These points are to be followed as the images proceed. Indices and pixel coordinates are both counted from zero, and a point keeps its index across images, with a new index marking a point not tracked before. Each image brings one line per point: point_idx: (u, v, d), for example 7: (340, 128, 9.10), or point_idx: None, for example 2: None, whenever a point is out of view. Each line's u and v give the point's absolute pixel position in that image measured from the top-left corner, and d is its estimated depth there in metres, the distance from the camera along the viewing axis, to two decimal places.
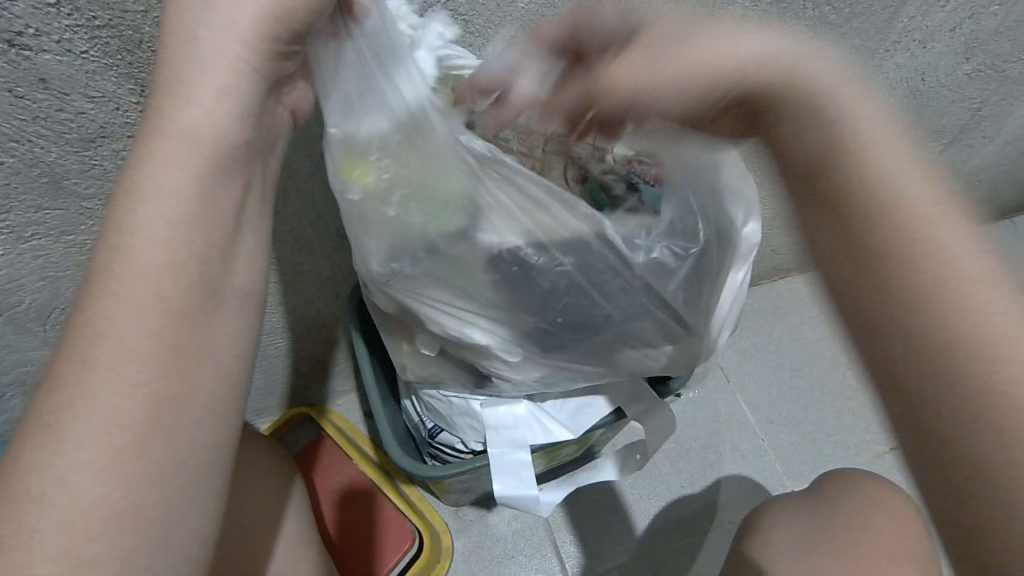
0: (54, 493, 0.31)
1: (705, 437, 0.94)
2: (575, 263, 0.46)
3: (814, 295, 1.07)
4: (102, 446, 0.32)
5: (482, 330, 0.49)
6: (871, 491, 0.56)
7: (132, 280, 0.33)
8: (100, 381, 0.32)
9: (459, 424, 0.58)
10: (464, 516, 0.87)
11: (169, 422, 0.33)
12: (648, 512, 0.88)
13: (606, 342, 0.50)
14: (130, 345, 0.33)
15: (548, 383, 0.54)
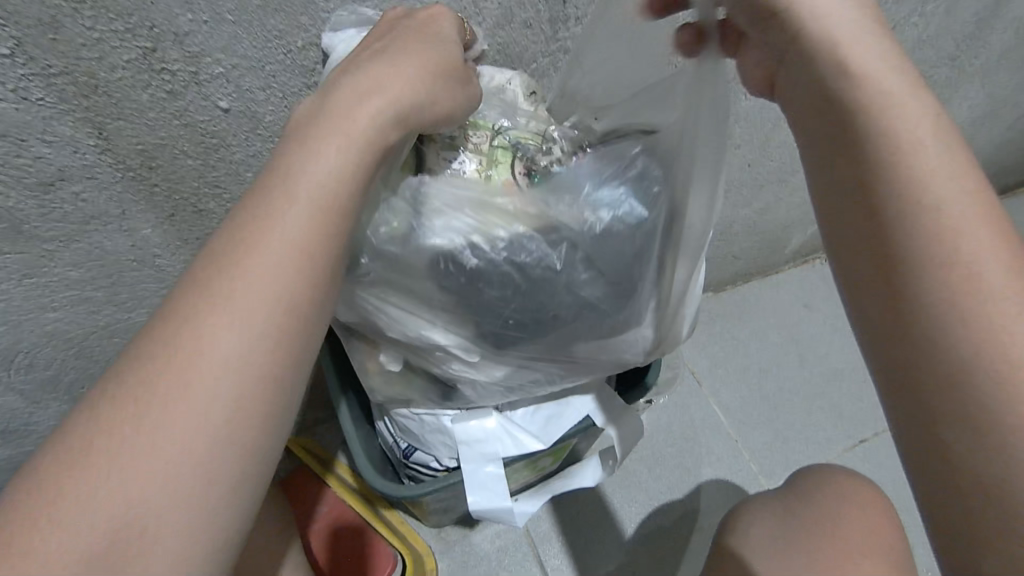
0: (110, 495, 0.29)
1: (681, 443, 0.96)
2: (512, 266, 0.46)
3: (776, 298, 1.11)
4: (174, 459, 0.30)
5: (440, 336, 0.50)
6: (839, 484, 0.57)
7: (254, 286, 0.32)
8: (201, 364, 0.31)
9: (432, 441, 0.58)
10: (447, 536, 0.87)
11: (242, 439, 0.31)
12: (630, 520, 0.90)
13: (561, 339, 0.51)
14: (239, 347, 0.31)
15: (509, 387, 0.55)
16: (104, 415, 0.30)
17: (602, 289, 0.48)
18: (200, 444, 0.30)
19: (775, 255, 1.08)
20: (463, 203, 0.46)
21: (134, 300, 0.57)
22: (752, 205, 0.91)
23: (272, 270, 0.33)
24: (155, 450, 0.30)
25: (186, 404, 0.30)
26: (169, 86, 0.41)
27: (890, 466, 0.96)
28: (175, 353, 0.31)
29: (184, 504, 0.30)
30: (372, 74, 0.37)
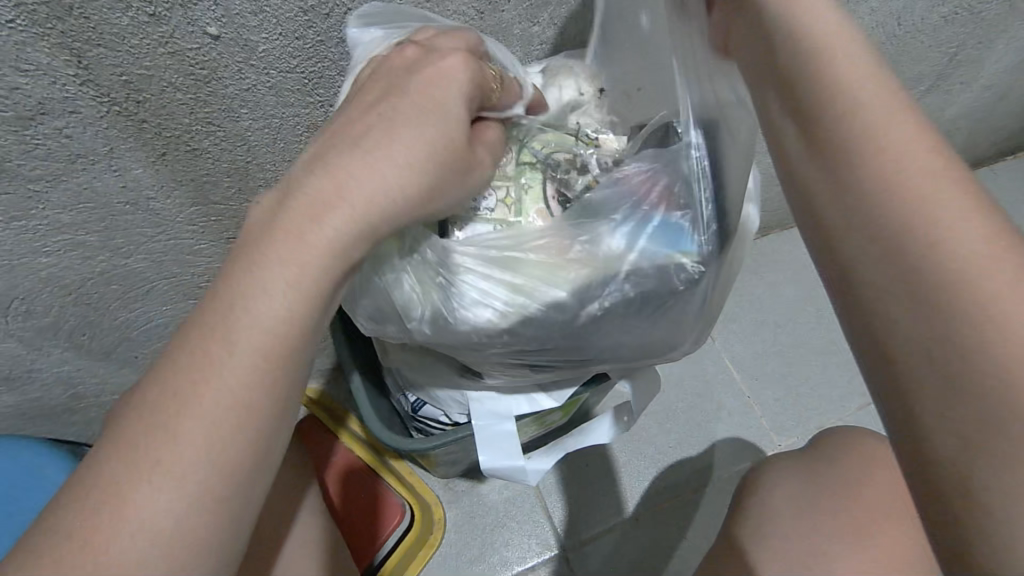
0: (142, 496, 0.27)
1: (692, 398, 0.95)
2: (553, 330, 0.46)
3: (795, 251, 1.07)
4: (195, 463, 0.28)
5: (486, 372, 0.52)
6: (857, 440, 0.55)
7: (287, 287, 0.30)
8: (231, 371, 0.29)
9: (441, 396, 0.57)
10: (455, 487, 0.87)
11: (259, 433, 0.29)
12: (639, 474, 0.89)
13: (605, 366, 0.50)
14: (265, 343, 0.29)
15: (534, 373, 0.52)
16: (126, 429, 0.28)
17: (647, 325, 0.47)
18: (227, 453, 0.28)
19: None
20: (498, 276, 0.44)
21: (130, 245, 0.54)
22: None
23: (306, 270, 0.30)
24: (177, 462, 0.28)
25: (210, 413, 0.28)
26: (152, 9, 0.37)
27: None
28: (206, 359, 0.29)
29: (216, 493, 0.28)
30: (353, 156, 0.33)
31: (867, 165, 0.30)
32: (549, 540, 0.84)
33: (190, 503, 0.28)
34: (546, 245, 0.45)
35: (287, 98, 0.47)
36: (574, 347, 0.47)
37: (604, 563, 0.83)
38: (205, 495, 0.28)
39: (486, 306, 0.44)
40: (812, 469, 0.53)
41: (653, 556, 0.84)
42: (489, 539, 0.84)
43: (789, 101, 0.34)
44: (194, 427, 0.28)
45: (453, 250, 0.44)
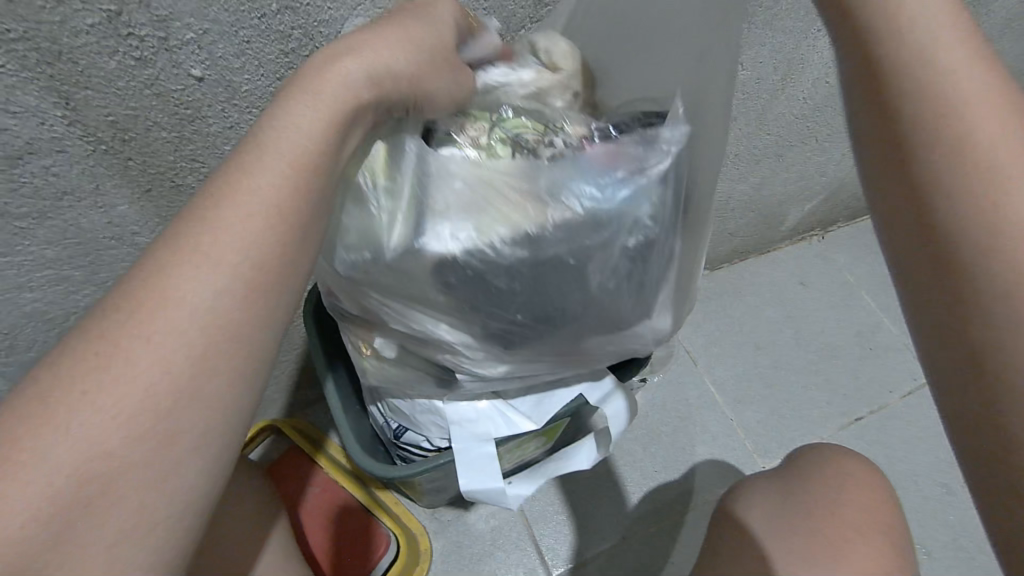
0: (78, 442, 0.27)
1: (676, 422, 0.95)
2: (519, 256, 0.44)
3: (773, 275, 1.10)
4: (129, 406, 0.27)
5: (443, 330, 0.49)
6: (832, 464, 0.56)
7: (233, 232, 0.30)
8: (173, 313, 0.29)
9: (423, 422, 0.57)
10: (440, 517, 0.86)
11: (210, 386, 0.29)
12: (625, 499, 0.89)
13: (567, 337, 0.50)
14: (215, 286, 0.29)
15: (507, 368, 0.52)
16: (63, 364, 0.28)
17: (600, 282, 0.47)
18: (166, 397, 0.28)
19: (771, 232, 1.07)
20: (465, 205, 0.44)
21: (115, 280, 0.55)
22: (748, 181, 0.90)
23: (257, 218, 0.31)
24: (107, 401, 0.27)
25: (148, 355, 0.28)
26: (137, 53, 0.39)
27: (887, 444, 0.96)
28: (154, 295, 0.29)
29: (153, 444, 0.28)
30: (358, 39, 0.35)
31: (930, 108, 0.32)
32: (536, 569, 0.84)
33: (131, 436, 0.27)
34: (518, 184, 0.45)
35: None
36: (539, 288, 0.46)
37: None
38: (136, 442, 0.27)
39: (451, 234, 0.43)
40: (788, 496, 0.54)
41: None
42: (475, 570, 0.83)
43: (863, 63, 0.34)
44: (158, 350, 0.28)
45: (434, 162, 0.44)
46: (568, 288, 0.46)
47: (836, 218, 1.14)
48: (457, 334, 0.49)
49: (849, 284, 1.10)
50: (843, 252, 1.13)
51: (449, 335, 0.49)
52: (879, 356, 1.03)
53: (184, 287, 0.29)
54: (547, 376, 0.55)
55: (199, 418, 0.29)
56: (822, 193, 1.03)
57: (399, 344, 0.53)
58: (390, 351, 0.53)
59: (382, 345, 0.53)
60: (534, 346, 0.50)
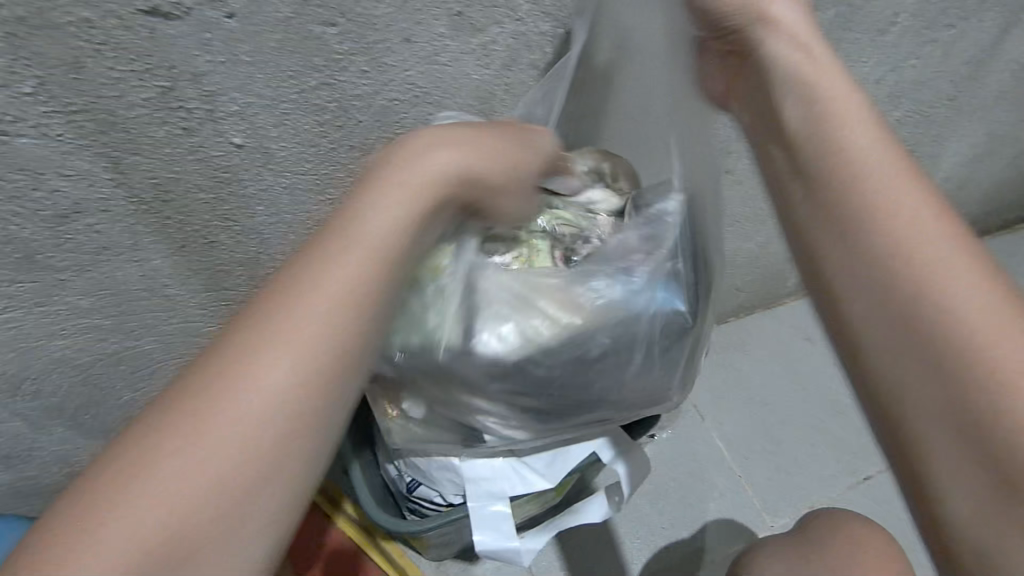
0: (167, 499, 0.29)
1: (683, 478, 0.95)
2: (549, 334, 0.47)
3: (780, 330, 1.11)
4: (219, 465, 0.30)
5: (472, 397, 0.50)
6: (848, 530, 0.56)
7: (320, 305, 0.33)
8: (263, 378, 0.31)
9: (438, 478, 0.57)
10: (446, 571, 0.85)
11: (293, 453, 0.31)
12: (631, 556, 0.88)
13: (590, 410, 0.52)
14: (303, 357, 0.32)
15: (534, 441, 0.54)
16: (158, 420, 0.30)
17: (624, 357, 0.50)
18: (254, 458, 0.30)
19: (778, 288, 1.08)
20: (503, 299, 0.48)
21: (142, 328, 0.57)
22: (753, 239, 0.92)
23: (345, 291, 0.33)
24: (200, 459, 0.29)
25: (240, 416, 0.30)
26: (185, 123, 0.42)
27: (898, 505, 0.95)
28: (246, 361, 0.31)
29: (237, 503, 0.30)
30: (434, 136, 0.40)
31: (856, 200, 0.39)
32: None
33: (221, 494, 0.30)
34: (557, 281, 0.49)
35: (301, 198, 0.52)
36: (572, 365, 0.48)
37: None
38: (223, 501, 0.30)
39: (500, 331, 0.47)
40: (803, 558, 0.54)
41: None
42: None
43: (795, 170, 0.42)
44: (244, 410, 0.30)
45: (479, 274, 0.48)
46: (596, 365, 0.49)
47: None
48: (493, 418, 0.51)
49: None
50: None
51: (484, 409, 0.50)
52: None
53: (263, 357, 0.31)
54: (564, 437, 0.55)
55: (279, 481, 0.31)
56: None
57: (426, 406, 0.53)
58: (417, 413, 0.54)
59: (408, 407, 0.54)
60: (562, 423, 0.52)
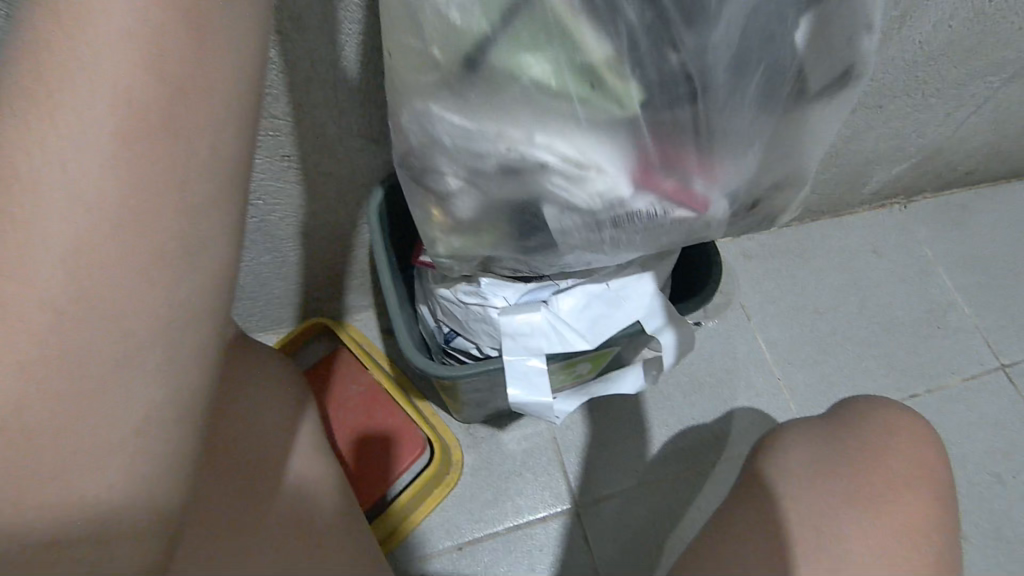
0: (55, 252, 0.25)
1: (720, 373, 0.94)
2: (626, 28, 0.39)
3: (844, 239, 1.06)
4: (70, 211, 0.25)
5: (544, 140, 0.42)
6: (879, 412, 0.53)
7: (102, 56, 0.25)
8: (88, 120, 0.25)
9: (475, 330, 0.56)
10: (475, 433, 0.88)
11: (113, 204, 0.26)
12: (654, 442, 0.89)
13: (683, 138, 0.43)
14: (101, 98, 0.25)
15: (600, 207, 0.45)
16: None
17: (698, 103, 0.41)
18: (109, 203, 0.26)
19: (851, 193, 1.02)
20: None
21: None
22: (838, 132, 0.84)
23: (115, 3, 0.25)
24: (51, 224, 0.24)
25: (72, 164, 0.25)
26: None
27: (939, 422, 0.94)
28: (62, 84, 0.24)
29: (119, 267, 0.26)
30: None
31: None
32: (561, 494, 0.85)
33: (102, 259, 0.26)
34: None
35: (357, 16, 0.48)
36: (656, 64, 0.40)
37: (616, 520, 0.84)
38: (111, 262, 0.26)
39: None
40: (834, 451, 0.50)
41: (665, 518, 0.85)
42: (504, 487, 0.85)
43: None
44: (86, 221, 0.25)
45: None
46: (697, 88, 0.41)
47: (923, 188, 1.07)
48: (574, 131, 0.42)
49: (926, 258, 1.05)
50: (924, 225, 1.08)
51: (548, 150, 0.42)
52: (945, 337, 1.00)
53: (75, 197, 0.25)
54: (625, 250, 0.49)
55: (129, 226, 0.26)
56: (912, 157, 0.97)
57: (481, 195, 0.46)
58: (468, 210, 0.47)
59: (459, 203, 0.47)
60: (652, 146, 0.43)
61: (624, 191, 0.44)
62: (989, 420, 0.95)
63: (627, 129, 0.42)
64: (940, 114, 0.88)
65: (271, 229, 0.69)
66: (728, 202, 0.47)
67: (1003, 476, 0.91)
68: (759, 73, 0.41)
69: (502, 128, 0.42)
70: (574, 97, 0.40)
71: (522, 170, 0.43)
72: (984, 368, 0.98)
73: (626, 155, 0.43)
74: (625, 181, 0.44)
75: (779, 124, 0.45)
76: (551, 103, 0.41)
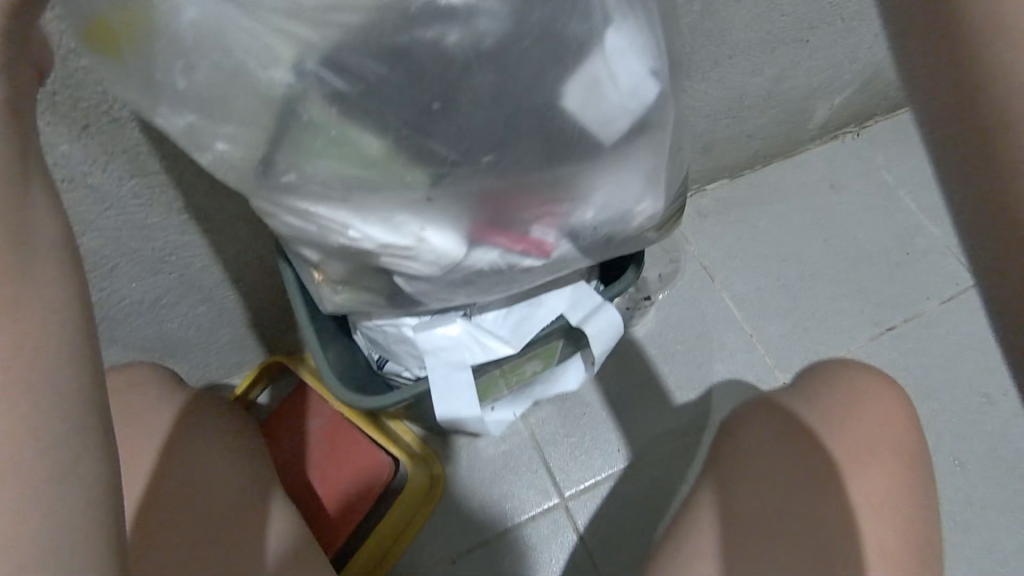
0: None
1: (692, 339, 0.92)
2: (402, 78, 0.34)
3: (801, 178, 1.03)
4: None
5: (358, 232, 0.39)
6: (848, 377, 0.54)
7: None
8: None
9: (398, 353, 0.54)
10: (452, 444, 0.87)
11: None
12: (635, 420, 0.87)
13: (507, 208, 0.40)
14: None
15: (445, 275, 0.42)
16: None
17: (540, 134, 0.37)
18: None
19: (798, 131, 0.99)
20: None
21: (78, 224, 0.54)
22: (765, 73, 0.81)
23: None
24: None
25: None
26: None
27: (922, 350, 0.92)
28: None
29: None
30: None
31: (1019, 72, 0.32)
32: (548, 490, 0.84)
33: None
34: None
35: None
36: (446, 142, 0.36)
37: (607, 507, 0.83)
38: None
39: None
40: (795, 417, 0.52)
41: (655, 496, 0.83)
42: (490, 492, 0.84)
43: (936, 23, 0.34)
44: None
45: None
46: (512, 154, 0.37)
47: (873, 112, 1.04)
48: (386, 234, 0.39)
49: (888, 184, 1.02)
50: (881, 150, 1.04)
51: (367, 239, 0.39)
52: (917, 261, 0.97)
53: None
54: (508, 289, 0.46)
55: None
56: (852, 83, 0.93)
57: (338, 262, 0.44)
58: (337, 272, 0.45)
59: (327, 270, 0.46)
60: (473, 229, 0.40)
61: (461, 250, 0.41)
62: (973, 338, 0.92)
63: (445, 211, 0.39)
64: (869, 35, 0.85)
65: (194, 281, 0.67)
66: (600, 237, 0.44)
67: (994, 395, 0.89)
68: (569, 83, 0.36)
69: (318, 216, 0.39)
70: (371, 192, 0.37)
71: (355, 250, 0.41)
72: (961, 287, 0.95)
73: (455, 236, 0.40)
74: (461, 241, 0.40)
75: (634, 136, 0.39)
76: (356, 207, 0.38)
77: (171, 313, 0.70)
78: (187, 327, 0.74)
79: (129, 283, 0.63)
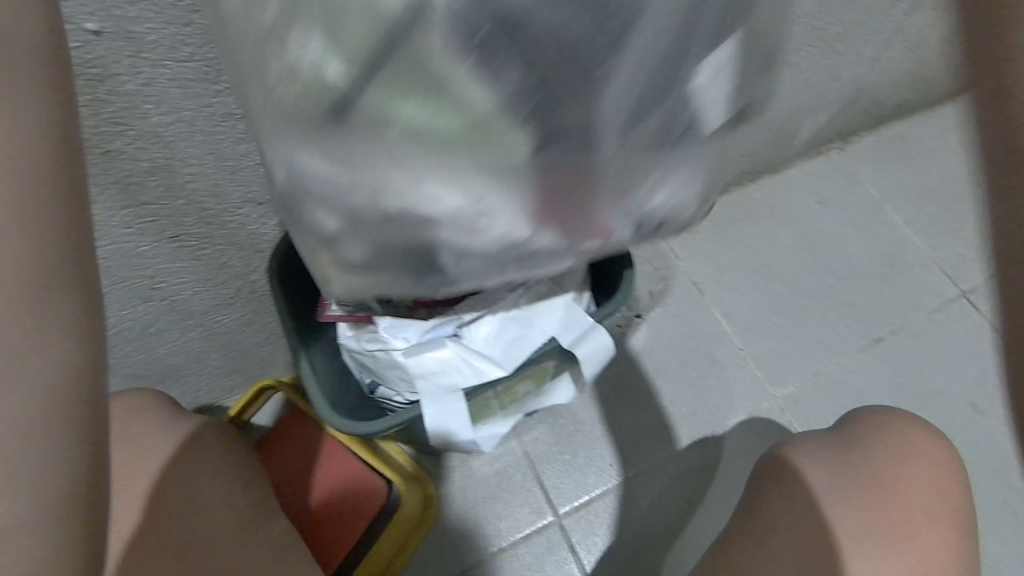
0: None
1: (683, 355, 0.93)
2: (521, 35, 0.30)
3: (787, 194, 1.04)
4: None
5: (424, 191, 0.35)
6: (899, 429, 0.52)
7: None
8: None
9: (389, 377, 0.55)
10: (447, 463, 0.87)
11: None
12: (627, 438, 0.88)
13: (593, 183, 0.37)
14: None
15: (497, 253, 0.39)
16: None
17: (640, 112, 0.35)
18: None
19: (784, 148, 1.00)
20: None
21: None
22: None
23: None
24: None
25: None
26: None
27: (909, 365, 0.93)
28: None
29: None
30: None
31: None
32: (544, 507, 0.84)
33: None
34: None
35: (193, 89, 0.45)
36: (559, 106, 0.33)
37: (600, 526, 0.83)
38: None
39: None
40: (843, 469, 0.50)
41: (648, 514, 0.84)
42: (486, 512, 0.84)
43: None
44: None
45: None
46: (599, 130, 0.34)
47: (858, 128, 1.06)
48: (450, 194, 0.35)
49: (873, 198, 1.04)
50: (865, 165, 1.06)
51: (431, 199, 0.35)
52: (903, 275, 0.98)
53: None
54: (532, 273, 0.42)
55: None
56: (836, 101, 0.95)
57: (366, 239, 0.39)
58: (354, 254, 0.40)
59: (347, 247, 0.39)
60: (555, 194, 0.37)
61: (523, 228, 0.38)
62: (958, 353, 0.93)
63: (537, 168, 0.35)
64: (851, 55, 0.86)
65: (186, 306, 0.67)
66: (651, 232, 0.42)
67: (980, 410, 0.90)
68: (704, 68, 0.34)
69: (362, 175, 0.35)
70: (459, 147, 0.33)
71: (398, 218, 0.37)
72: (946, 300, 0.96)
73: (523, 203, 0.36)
74: (524, 219, 0.37)
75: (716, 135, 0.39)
76: (409, 163, 0.34)
77: (163, 339, 0.70)
78: (179, 353, 0.74)
79: (119, 310, 0.63)
